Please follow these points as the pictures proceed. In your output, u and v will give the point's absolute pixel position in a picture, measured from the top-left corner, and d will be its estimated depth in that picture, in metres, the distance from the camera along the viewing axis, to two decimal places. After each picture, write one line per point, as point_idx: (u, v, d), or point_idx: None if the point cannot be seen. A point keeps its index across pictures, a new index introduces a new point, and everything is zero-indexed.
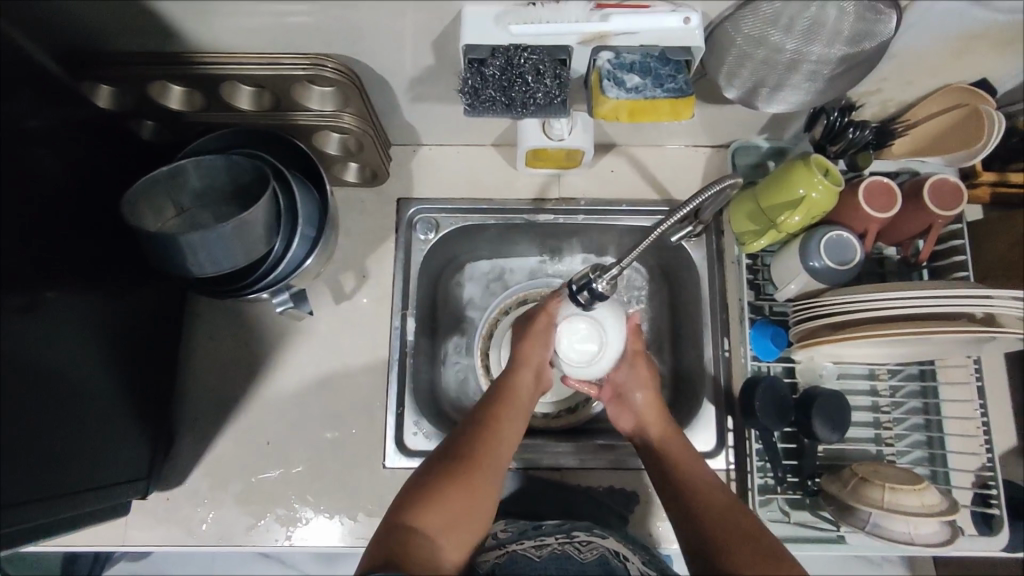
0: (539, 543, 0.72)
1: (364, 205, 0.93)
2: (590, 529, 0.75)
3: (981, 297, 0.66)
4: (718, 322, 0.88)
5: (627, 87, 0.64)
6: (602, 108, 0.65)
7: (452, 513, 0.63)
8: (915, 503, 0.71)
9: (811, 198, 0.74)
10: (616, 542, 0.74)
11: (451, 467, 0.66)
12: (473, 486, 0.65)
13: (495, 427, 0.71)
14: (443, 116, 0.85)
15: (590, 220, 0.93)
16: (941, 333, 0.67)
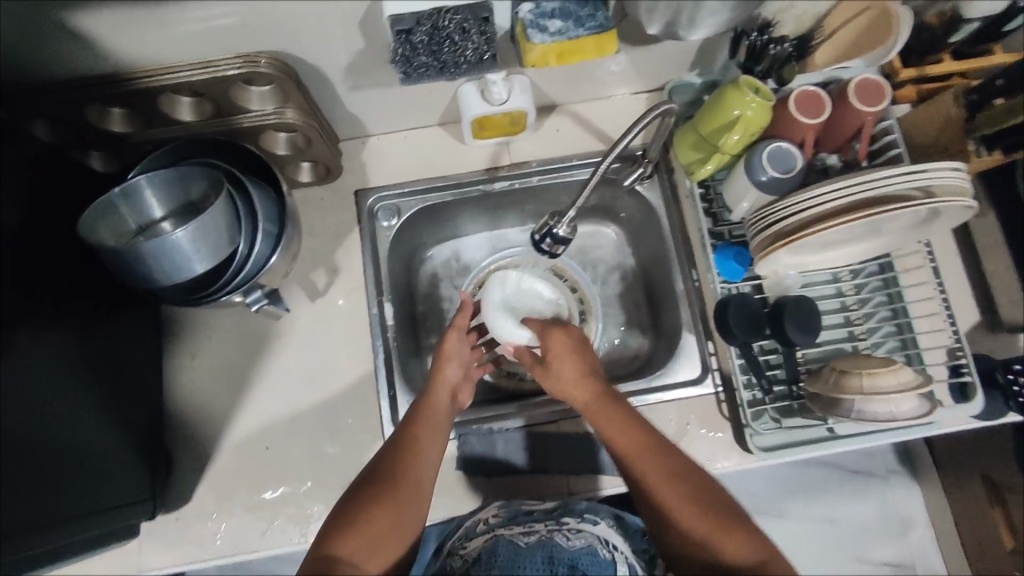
0: (527, 530, 0.74)
1: (324, 202, 0.94)
2: (582, 516, 0.78)
3: (920, 169, 0.70)
4: (683, 255, 0.91)
5: (549, 32, 0.66)
6: (530, 56, 0.68)
7: (381, 527, 0.65)
8: (892, 383, 0.74)
9: (746, 116, 0.78)
10: (607, 529, 0.77)
11: (370, 491, 0.67)
12: (399, 497, 0.67)
13: (411, 443, 0.73)
14: (384, 100, 0.87)
15: (544, 181, 0.96)
16: (889, 207, 0.71)
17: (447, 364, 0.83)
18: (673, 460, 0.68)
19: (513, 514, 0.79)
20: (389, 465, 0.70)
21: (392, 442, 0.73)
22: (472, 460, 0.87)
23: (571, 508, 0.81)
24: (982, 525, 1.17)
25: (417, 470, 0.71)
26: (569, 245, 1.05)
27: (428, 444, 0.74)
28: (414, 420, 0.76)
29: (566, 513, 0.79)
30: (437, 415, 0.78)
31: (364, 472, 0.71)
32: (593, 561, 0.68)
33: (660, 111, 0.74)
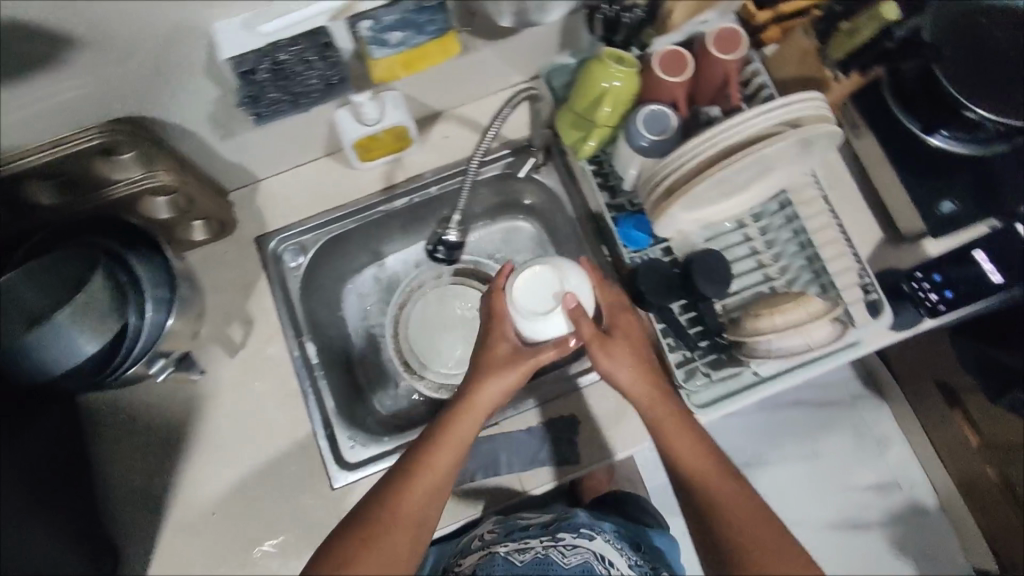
0: (521, 546, 0.82)
1: (225, 255, 0.92)
2: (579, 531, 0.85)
3: (780, 105, 0.73)
4: (589, 236, 0.94)
5: (391, 45, 0.67)
6: (377, 72, 0.68)
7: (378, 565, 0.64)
8: (801, 314, 0.78)
9: (614, 87, 0.79)
10: (604, 544, 0.84)
11: (371, 519, 0.66)
12: (390, 539, 0.66)
13: (428, 467, 0.70)
14: (262, 143, 0.86)
15: (443, 189, 0.96)
16: (760, 146, 0.72)
17: (485, 390, 0.73)
18: (756, 520, 0.67)
19: (506, 528, 0.88)
20: (393, 488, 0.68)
21: (393, 477, 0.69)
22: None
23: (569, 522, 0.87)
24: (951, 433, 1.30)
25: (415, 515, 0.67)
26: (487, 247, 1.07)
27: (432, 487, 0.69)
28: (426, 457, 0.70)
29: (563, 528, 0.86)
30: (457, 441, 0.71)
31: (361, 508, 0.68)
32: None
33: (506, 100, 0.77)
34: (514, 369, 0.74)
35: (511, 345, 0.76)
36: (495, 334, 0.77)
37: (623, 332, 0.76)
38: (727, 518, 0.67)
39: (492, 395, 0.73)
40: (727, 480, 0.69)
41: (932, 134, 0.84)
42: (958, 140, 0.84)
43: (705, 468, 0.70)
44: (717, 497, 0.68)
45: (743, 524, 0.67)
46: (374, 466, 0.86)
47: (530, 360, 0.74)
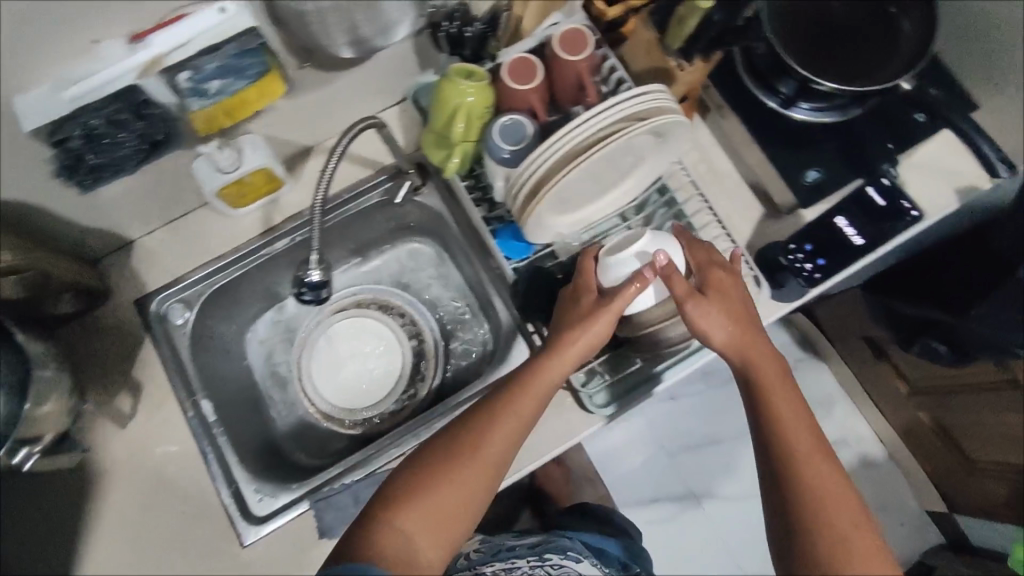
0: (510, 568, 0.95)
1: (103, 324, 0.89)
2: (564, 551, 1.00)
3: (623, 99, 0.73)
4: (475, 252, 0.95)
5: (211, 95, 0.67)
6: (199, 121, 0.69)
7: (444, 510, 0.68)
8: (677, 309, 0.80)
9: (466, 103, 0.78)
10: (588, 569, 1.00)
11: (457, 451, 0.72)
12: (462, 477, 0.70)
13: (494, 419, 0.74)
14: (120, 206, 0.83)
15: (325, 224, 0.95)
16: (608, 142, 0.73)
17: (583, 331, 0.77)
18: (825, 462, 0.68)
19: (495, 553, 0.98)
20: (470, 427, 0.74)
21: (476, 417, 0.75)
22: (333, 524, 0.85)
23: (556, 542, 1.00)
24: (883, 383, 1.42)
25: (490, 458, 0.72)
26: (385, 273, 1.06)
27: (509, 430, 0.74)
28: (507, 401, 0.75)
29: (549, 549, 0.99)
30: (536, 390, 0.76)
31: (465, 431, 0.73)
32: None
33: (365, 123, 0.73)
34: (597, 321, 0.76)
35: (596, 298, 0.78)
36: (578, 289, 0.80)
37: (716, 294, 0.75)
38: (800, 459, 0.68)
39: (590, 340, 0.76)
40: (801, 424, 0.70)
41: (793, 108, 0.86)
42: (820, 110, 0.86)
43: (793, 412, 0.71)
44: (798, 440, 0.69)
45: (816, 463, 0.67)
46: (281, 518, 0.84)
47: (617, 302, 0.75)
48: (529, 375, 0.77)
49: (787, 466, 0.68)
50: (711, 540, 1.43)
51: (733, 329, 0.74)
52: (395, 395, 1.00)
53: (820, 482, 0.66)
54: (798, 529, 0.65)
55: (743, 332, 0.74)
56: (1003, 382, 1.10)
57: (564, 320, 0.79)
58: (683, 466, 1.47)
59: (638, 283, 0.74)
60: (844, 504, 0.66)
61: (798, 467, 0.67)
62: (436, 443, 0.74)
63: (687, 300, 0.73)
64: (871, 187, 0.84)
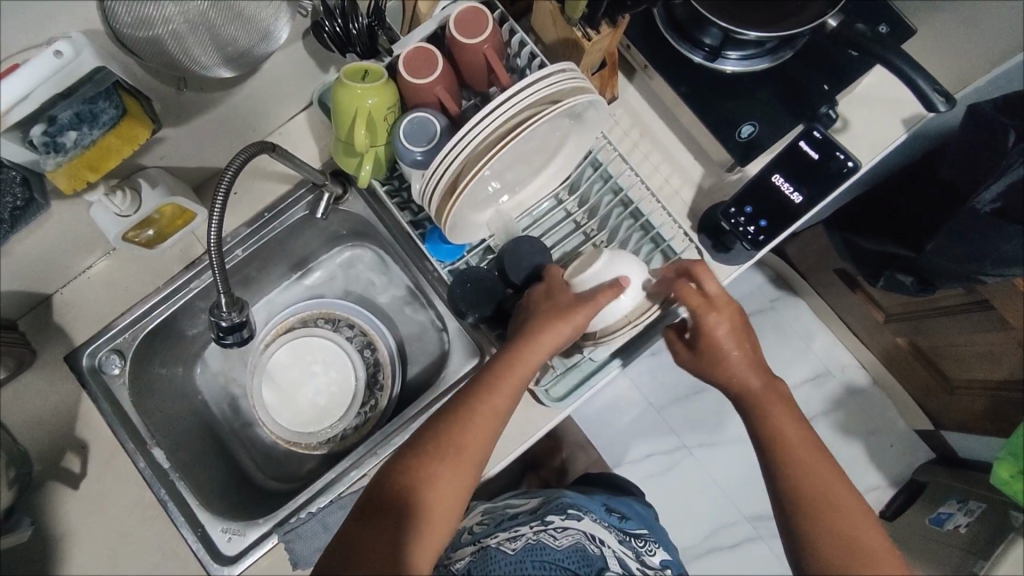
0: (513, 536, 0.87)
1: (36, 388, 0.86)
2: (564, 511, 0.91)
3: (533, 79, 0.67)
4: (411, 255, 0.90)
5: (68, 149, 0.63)
6: (60, 178, 0.65)
7: (426, 511, 0.66)
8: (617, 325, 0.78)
9: (366, 106, 0.72)
10: (592, 523, 0.91)
11: (428, 450, 0.68)
12: (449, 477, 0.67)
13: (465, 415, 0.70)
14: (26, 266, 0.78)
15: (250, 248, 0.90)
16: (524, 128, 0.67)
17: (562, 325, 0.72)
18: (826, 465, 0.68)
19: (499, 524, 0.93)
20: (445, 427, 0.69)
21: (460, 405, 0.71)
22: (304, 554, 0.82)
23: (554, 505, 0.93)
24: (859, 314, 1.31)
25: (470, 456, 0.69)
26: (327, 284, 1.03)
27: (488, 425, 0.70)
28: (487, 394, 0.71)
29: (551, 511, 0.91)
30: (515, 380, 0.71)
31: (451, 420, 0.70)
32: (580, 558, 0.82)
33: (253, 149, 0.68)
34: (577, 314, 0.72)
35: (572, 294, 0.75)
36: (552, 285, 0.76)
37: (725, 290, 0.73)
38: (800, 474, 0.67)
39: (569, 334, 0.72)
40: (801, 434, 0.69)
41: (720, 60, 0.81)
42: (751, 58, 0.81)
43: (784, 428, 0.70)
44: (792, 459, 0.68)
45: (819, 479, 0.67)
46: (251, 556, 0.82)
47: (594, 304, 0.72)
48: (504, 368, 0.72)
49: (789, 488, 0.67)
50: (713, 492, 1.33)
51: (733, 338, 0.72)
52: (352, 410, 0.98)
53: (821, 490, 0.66)
54: (810, 545, 0.65)
55: (744, 335, 0.73)
56: (972, 305, 1.01)
57: (541, 308, 0.75)
58: (671, 417, 1.36)
59: (614, 290, 0.73)
60: (850, 514, 0.65)
61: (800, 488, 0.67)
62: (413, 441, 0.70)
63: (693, 312, 0.72)
64: (803, 140, 0.78)
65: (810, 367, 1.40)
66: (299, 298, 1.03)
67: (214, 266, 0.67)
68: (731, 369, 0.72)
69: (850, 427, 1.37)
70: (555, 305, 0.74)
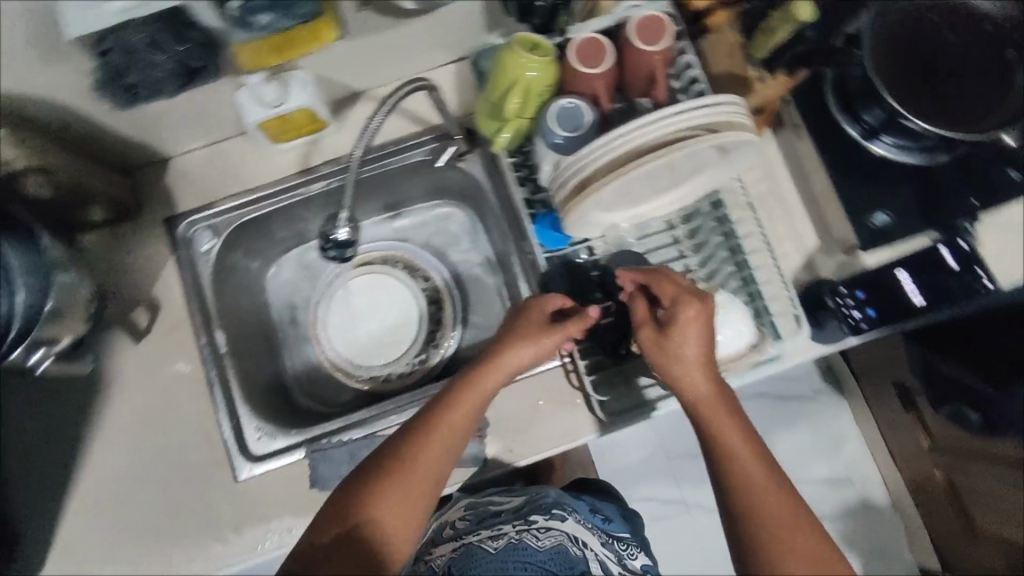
0: (495, 534, 0.83)
1: (131, 237, 0.89)
2: (549, 511, 0.86)
3: (691, 107, 0.68)
4: (513, 230, 0.91)
5: (255, 29, 0.72)
6: (245, 53, 0.74)
7: (375, 538, 0.60)
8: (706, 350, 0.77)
9: (527, 78, 0.74)
10: (576, 525, 0.86)
11: (384, 472, 0.63)
12: (407, 500, 0.62)
13: (422, 440, 0.65)
14: (161, 123, 0.82)
15: (362, 174, 0.92)
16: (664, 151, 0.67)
17: (513, 357, 0.71)
18: (778, 485, 0.61)
19: (482, 522, 0.89)
20: (402, 450, 0.64)
21: (411, 433, 0.66)
22: (325, 477, 0.82)
23: (539, 503, 0.88)
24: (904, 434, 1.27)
25: (427, 481, 0.64)
26: (415, 232, 1.05)
27: (443, 445, 0.66)
28: (441, 418, 0.67)
29: (535, 510, 0.87)
30: (470, 401, 0.69)
31: (401, 444, 0.65)
32: (562, 562, 0.77)
33: (414, 84, 0.76)
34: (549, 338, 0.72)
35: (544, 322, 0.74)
36: (531, 307, 0.75)
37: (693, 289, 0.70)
38: (750, 494, 0.61)
39: (525, 359, 0.71)
40: (756, 458, 0.63)
41: (874, 141, 0.80)
42: (904, 149, 0.80)
43: (735, 447, 0.63)
44: (750, 486, 0.61)
45: (769, 504, 0.60)
46: (275, 462, 0.84)
47: (571, 328, 0.72)
48: (465, 394, 0.69)
49: (744, 513, 0.60)
50: (702, 557, 1.30)
51: (707, 342, 0.67)
52: (402, 357, 0.99)
53: (775, 519, 0.59)
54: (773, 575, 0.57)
55: (712, 340, 0.68)
56: None
57: (517, 330, 0.73)
58: (685, 471, 1.34)
59: (584, 319, 0.73)
60: (805, 540, 0.58)
61: (752, 507, 0.60)
62: (370, 463, 0.65)
63: (674, 305, 0.68)
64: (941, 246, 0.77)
65: (835, 470, 1.37)
66: (383, 237, 1.05)
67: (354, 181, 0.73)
68: (705, 395, 0.66)
69: (857, 540, 1.33)
70: (540, 322, 0.74)
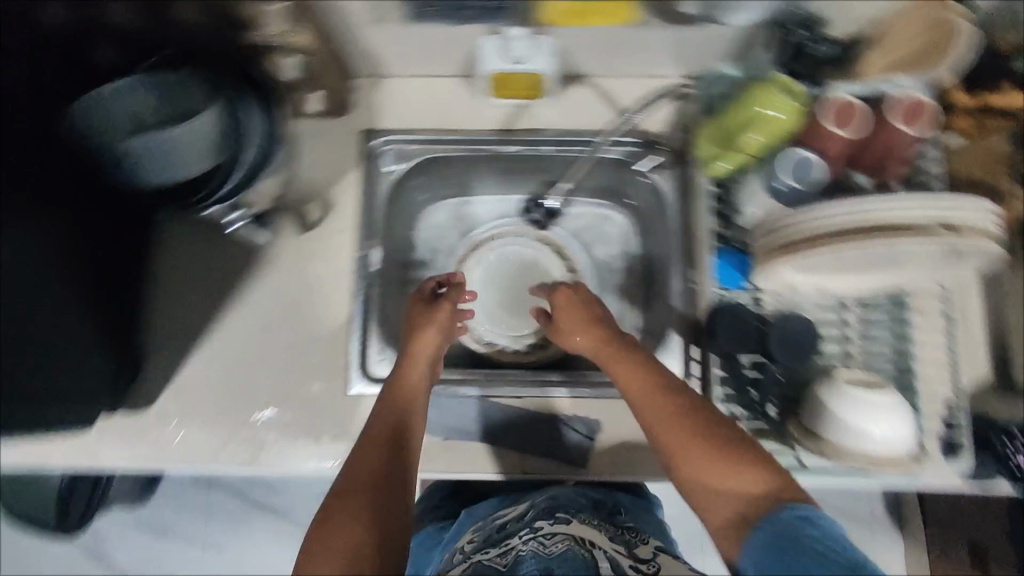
0: (502, 551, 0.74)
1: (328, 134, 0.91)
2: (554, 516, 0.77)
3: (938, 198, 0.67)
4: (682, 254, 0.87)
5: None
6: (548, 11, 0.81)
7: (354, 496, 0.59)
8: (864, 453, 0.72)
9: (770, 117, 0.74)
10: (585, 526, 0.76)
11: (361, 455, 0.64)
12: (380, 464, 0.63)
13: (385, 421, 0.69)
14: (404, 41, 0.85)
15: (556, 150, 0.92)
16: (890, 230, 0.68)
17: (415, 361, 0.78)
18: (677, 420, 0.65)
19: (491, 540, 0.79)
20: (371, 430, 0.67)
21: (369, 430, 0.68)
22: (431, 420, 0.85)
23: (545, 509, 0.80)
24: None
25: (394, 452, 0.65)
26: (573, 223, 1.04)
27: (400, 421, 0.70)
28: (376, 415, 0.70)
29: (540, 517, 0.78)
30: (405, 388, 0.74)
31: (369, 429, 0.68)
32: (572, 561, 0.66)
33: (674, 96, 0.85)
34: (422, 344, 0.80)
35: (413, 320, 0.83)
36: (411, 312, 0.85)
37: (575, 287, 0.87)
38: (664, 427, 0.65)
39: (428, 354, 0.79)
40: (650, 399, 0.68)
41: None
42: None
43: (640, 397, 0.69)
44: (658, 433, 0.66)
45: (678, 438, 0.64)
46: None
47: (443, 312, 0.83)
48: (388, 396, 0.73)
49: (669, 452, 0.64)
50: None
51: (587, 316, 0.81)
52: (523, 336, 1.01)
53: (674, 446, 0.64)
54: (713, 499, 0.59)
55: (590, 314, 0.81)
56: None
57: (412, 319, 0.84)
58: None
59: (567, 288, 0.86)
60: (714, 458, 0.61)
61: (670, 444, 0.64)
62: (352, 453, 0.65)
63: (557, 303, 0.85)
64: None
65: None
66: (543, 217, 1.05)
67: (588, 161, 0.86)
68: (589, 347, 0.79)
69: None
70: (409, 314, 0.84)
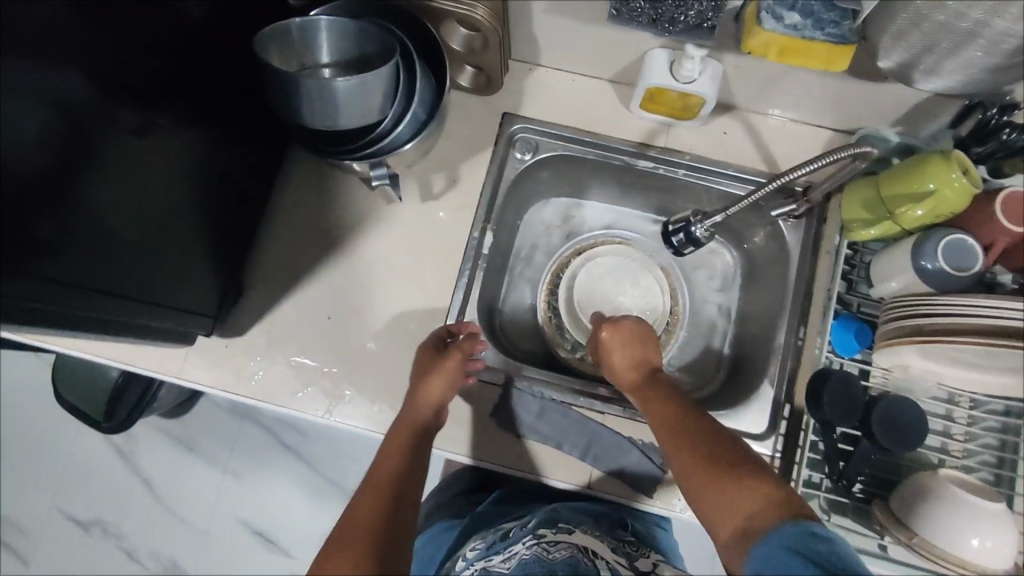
0: (507, 557, 0.76)
1: (471, 110, 0.92)
2: (555, 525, 0.79)
3: None
4: (797, 309, 0.86)
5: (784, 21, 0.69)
6: (754, 40, 0.71)
7: (350, 533, 0.60)
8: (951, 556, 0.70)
9: (941, 194, 0.71)
10: (588, 536, 0.78)
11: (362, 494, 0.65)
12: (373, 504, 0.63)
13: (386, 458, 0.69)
14: (571, 36, 0.84)
15: (690, 176, 0.91)
16: None
17: (420, 387, 0.77)
18: (695, 449, 0.66)
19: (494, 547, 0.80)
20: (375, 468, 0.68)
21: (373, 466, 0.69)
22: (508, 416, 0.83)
23: (546, 515, 0.81)
24: None
25: (389, 487, 0.65)
26: None
27: (402, 456, 0.69)
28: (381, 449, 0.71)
29: (543, 522, 0.80)
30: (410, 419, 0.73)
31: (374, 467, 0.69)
32: None
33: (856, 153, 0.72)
34: (434, 375, 0.77)
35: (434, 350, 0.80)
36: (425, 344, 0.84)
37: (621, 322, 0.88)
38: (684, 460, 0.66)
39: (441, 391, 0.77)
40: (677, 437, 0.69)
41: None
42: None
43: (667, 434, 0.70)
44: (681, 467, 0.66)
45: (695, 466, 0.65)
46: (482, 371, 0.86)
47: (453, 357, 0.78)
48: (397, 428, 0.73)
49: (691, 485, 0.65)
50: None
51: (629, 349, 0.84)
52: None
53: (696, 476, 0.64)
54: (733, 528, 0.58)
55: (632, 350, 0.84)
56: None
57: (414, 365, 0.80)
58: None
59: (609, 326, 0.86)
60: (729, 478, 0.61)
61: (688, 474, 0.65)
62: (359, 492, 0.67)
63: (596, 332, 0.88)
64: None
65: None
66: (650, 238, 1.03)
67: (743, 199, 0.79)
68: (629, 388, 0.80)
69: None
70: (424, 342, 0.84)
